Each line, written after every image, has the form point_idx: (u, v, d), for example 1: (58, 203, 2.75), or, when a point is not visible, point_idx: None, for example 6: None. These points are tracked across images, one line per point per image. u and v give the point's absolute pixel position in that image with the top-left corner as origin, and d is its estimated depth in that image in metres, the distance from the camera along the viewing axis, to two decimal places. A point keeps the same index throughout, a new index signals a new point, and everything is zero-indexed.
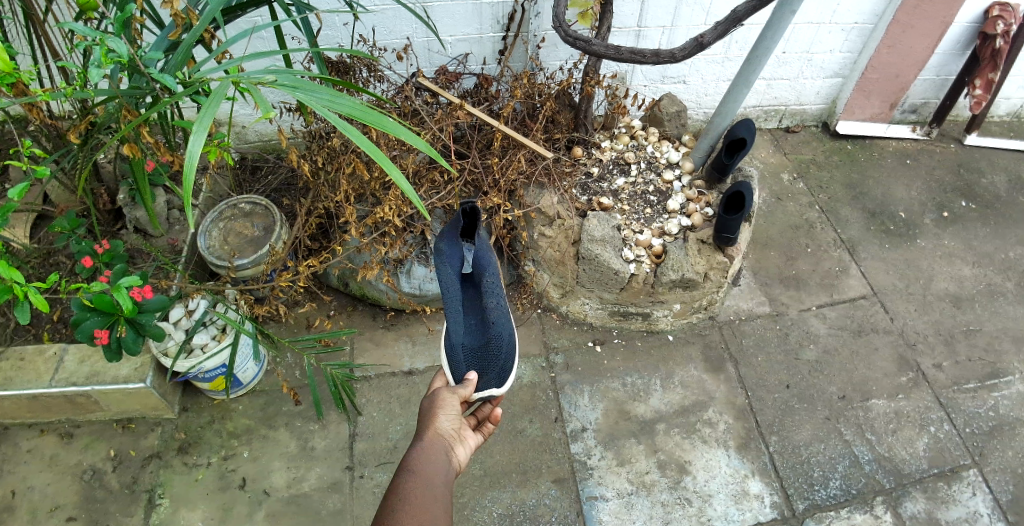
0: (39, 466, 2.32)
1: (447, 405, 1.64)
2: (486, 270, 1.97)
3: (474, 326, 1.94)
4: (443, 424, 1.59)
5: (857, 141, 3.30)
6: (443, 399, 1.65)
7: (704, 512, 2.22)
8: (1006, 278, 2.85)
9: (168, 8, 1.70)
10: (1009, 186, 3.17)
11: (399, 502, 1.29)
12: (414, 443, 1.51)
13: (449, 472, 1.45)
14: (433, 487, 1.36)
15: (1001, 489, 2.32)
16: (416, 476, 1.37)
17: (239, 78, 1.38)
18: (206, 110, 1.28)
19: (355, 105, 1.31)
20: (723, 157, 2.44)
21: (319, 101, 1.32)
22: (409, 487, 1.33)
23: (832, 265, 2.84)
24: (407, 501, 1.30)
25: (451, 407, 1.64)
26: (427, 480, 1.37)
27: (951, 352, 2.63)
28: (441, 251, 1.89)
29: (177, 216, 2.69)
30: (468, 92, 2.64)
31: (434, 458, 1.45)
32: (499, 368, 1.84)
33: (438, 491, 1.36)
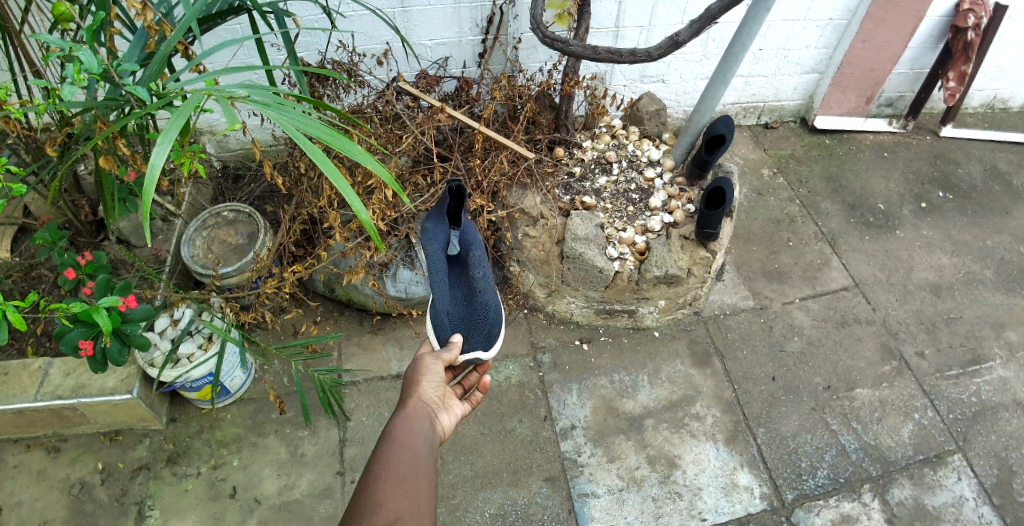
0: (26, 481, 2.29)
1: (430, 371, 1.64)
2: (472, 246, 1.88)
3: (460, 300, 1.89)
4: (427, 389, 1.61)
5: (835, 135, 3.35)
6: (426, 364, 1.65)
7: (695, 505, 2.23)
8: (984, 266, 2.90)
9: (143, 19, 1.71)
10: (984, 176, 3.23)
11: (382, 469, 1.31)
12: (397, 409, 1.53)
13: (432, 439, 1.47)
14: (417, 455, 1.38)
15: (986, 473, 2.36)
16: (400, 443, 1.39)
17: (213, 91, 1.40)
18: (175, 121, 1.29)
19: (326, 129, 1.30)
20: (703, 153, 2.48)
21: (291, 121, 1.32)
22: (393, 454, 1.35)
23: (814, 258, 2.88)
24: (390, 466, 1.32)
25: (435, 373, 1.65)
26: (412, 447, 1.39)
27: (932, 340, 2.67)
28: (426, 231, 1.81)
29: (160, 226, 2.68)
30: (449, 95, 2.65)
31: (418, 425, 1.47)
32: (485, 332, 1.88)
33: (421, 458, 1.38)
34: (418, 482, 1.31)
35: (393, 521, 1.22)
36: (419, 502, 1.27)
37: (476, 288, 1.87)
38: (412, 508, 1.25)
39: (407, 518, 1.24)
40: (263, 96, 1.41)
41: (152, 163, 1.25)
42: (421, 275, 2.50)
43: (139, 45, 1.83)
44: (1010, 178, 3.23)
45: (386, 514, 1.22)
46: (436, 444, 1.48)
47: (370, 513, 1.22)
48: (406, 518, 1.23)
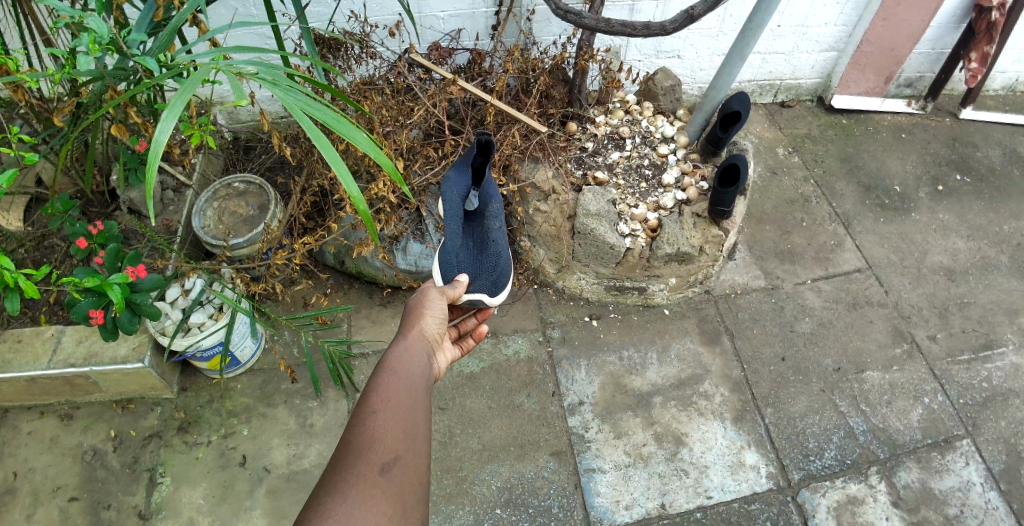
0: (40, 448, 2.32)
1: (433, 306, 1.64)
2: (490, 201, 1.97)
3: (471, 250, 1.94)
4: (429, 323, 1.61)
5: (852, 115, 3.30)
6: (430, 299, 1.65)
7: (700, 483, 2.24)
8: (1000, 251, 2.87)
9: None
10: (1003, 160, 3.18)
11: (380, 403, 1.31)
12: (396, 338, 1.53)
13: (429, 373, 1.48)
14: (417, 393, 1.38)
15: (994, 458, 2.35)
16: (399, 376, 1.39)
17: (220, 67, 1.45)
18: (181, 94, 1.31)
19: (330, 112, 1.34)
20: (718, 131, 2.44)
21: (297, 102, 1.34)
22: (391, 388, 1.35)
23: (827, 239, 2.85)
24: (389, 400, 1.32)
25: (438, 309, 1.65)
26: (411, 384, 1.39)
27: (945, 324, 2.65)
28: (449, 176, 1.88)
29: (171, 197, 2.70)
30: (461, 68, 2.62)
31: (417, 358, 1.47)
32: (493, 276, 1.90)
33: (420, 396, 1.38)
34: (418, 423, 1.32)
35: (391, 460, 1.23)
36: (417, 443, 1.29)
37: (489, 238, 1.93)
38: (410, 448, 1.27)
39: (404, 458, 1.25)
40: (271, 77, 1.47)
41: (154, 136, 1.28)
42: (431, 248, 2.48)
43: (147, 17, 1.83)
44: None
45: (384, 453, 1.23)
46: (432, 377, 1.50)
47: (367, 450, 1.23)
48: (405, 458, 1.25)
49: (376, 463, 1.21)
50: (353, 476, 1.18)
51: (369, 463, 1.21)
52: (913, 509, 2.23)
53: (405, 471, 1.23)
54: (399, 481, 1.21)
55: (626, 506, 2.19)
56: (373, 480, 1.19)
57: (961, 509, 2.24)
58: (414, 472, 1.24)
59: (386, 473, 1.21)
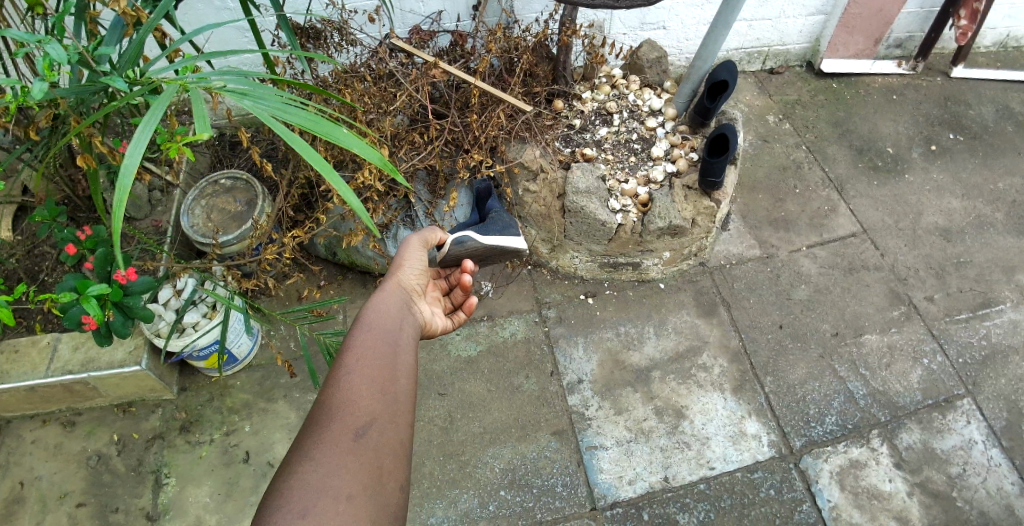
0: (44, 456, 2.32)
1: (410, 262, 1.70)
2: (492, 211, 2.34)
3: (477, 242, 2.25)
4: (405, 278, 1.67)
5: (842, 79, 3.26)
6: (408, 256, 1.71)
7: (703, 455, 2.24)
8: (995, 209, 2.85)
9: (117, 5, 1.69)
10: (996, 116, 3.15)
11: (356, 365, 1.35)
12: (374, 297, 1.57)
13: (409, 328, 1.53)
14: (394, 351, 1.42)
15: (995, 416, 2.35)
16: (376, 336, 1.43)
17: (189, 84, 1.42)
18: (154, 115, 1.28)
19: (308, 115, 1.31)
20: (705, 100, 2.42)
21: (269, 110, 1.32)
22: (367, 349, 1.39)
23: (821, 205, 2.83)
24: (364, 361, 1.36)
25: (415, 264, 1.70)
26: (388, 343, 1.43)
27: (942, 284, 2.64)
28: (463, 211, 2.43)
29: (158, 197, 2.69)
30: (443, 50, 2.57)
31: (394, 315, 1.51)
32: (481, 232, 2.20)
33: (398, 354, 1.42)
34: (396, 382, 1.36)
35: (367, 423, 1.27)
36: (395, 402, 1.33)
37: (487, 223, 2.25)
38: (387, 409, 1.30)
39: (381, 419, 1.29)
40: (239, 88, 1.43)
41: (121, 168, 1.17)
42: None
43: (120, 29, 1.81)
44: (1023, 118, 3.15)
45: (360, 417, 1.27)
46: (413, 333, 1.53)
47: (343, 414, 1.26)
48: (381, 420, 1.28)
49: (350, 428, 1.25)
50: (327, 443, 1.22)
51: (343, 429, 1.24)
52: (916, 470, 2.23)
53: (380, 434, 1.26)
54: (374, 443, 1.24)
55: (629, 481, 2.19)
56: (348, 446, 1.22)
57: (963, 467, 2.24)
58: (391, 432, 1.28)
59: (363, 436, 1.24)
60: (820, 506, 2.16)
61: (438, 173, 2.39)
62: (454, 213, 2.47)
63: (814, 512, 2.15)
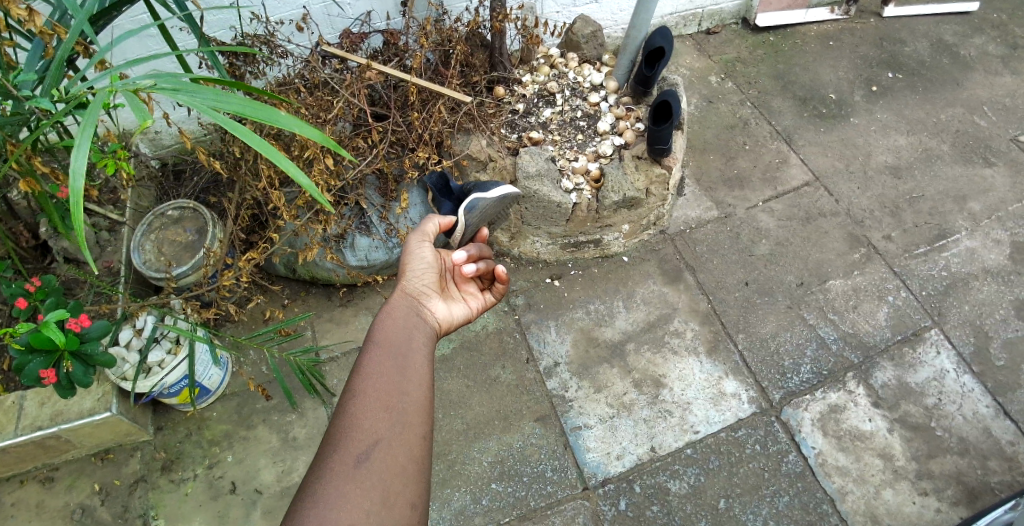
0: (25, 517, 2.24)
1: (415, 262, 1.63)
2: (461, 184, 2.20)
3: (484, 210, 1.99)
4: (412, 281, 1.61)
5: (778, 32, 3.29)
6: (412, 256, 1.64)
7: (686, 420, 2.26)
8: (940, 141, 2.90)
9: (33, 26, 1.58)
10: (931, 51, 3.20)
11: (361, 383, 1.29)
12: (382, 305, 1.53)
13: (418, 337, 1.46)
14: (404, 363, 1.35)
15: (963, 343, 2.40)
16: (383, 352, 1.36)
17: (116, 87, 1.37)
18: (84, 129, 1.24)
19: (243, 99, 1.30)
20: (644, 69, 2.40)
21: (205, 101, 1.31)
22: (372, 364, 1.32)
23: (772, 158, 2.85)
24: (370, 379, 1.30)
25: (420, 265, 1.63)
26: (396, 358, 1.36)
27: (898, 222, 2.68)
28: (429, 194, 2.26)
29: (107, 237, 2.59)
30: (377, 51, 2.52)
31: (401, 324, 1.46)
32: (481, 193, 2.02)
33: (409, 365, 1.35)
34: (404, 398, 1.29)
35: (371, 445, 1.20)
36: (403, 420, 1.26)
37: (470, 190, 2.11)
38: (392, 429, 1.23)
39: (389, 439, 1.22)
40: (170, 83, 1.39)
41: (71, 184, 1.20)
42: (379, 240, 2.44)
43: (37, 56, 1.74)
44: (957, 49, 3.20)
45: (363, 440, 1.20)
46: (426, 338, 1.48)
47: (346, 439, 1.20)
48: (387, 440, 1.22)
49: (354, 453, 1.19)
50: (327, 472, 1.16)
51: (344, 457, 1.18)
52: (893, 407, 2.27)
53: (387, 455, 1.20)
54: (381, 467, 1.18)
55: (617, 457, 2.20)
56: (351, 472, 1.16)
57: (938, 397, 2.29)
58: (399, 453, 1.21)
59: (365, 461, 1.18)
60: (805, 455, 2.19)
61: (387, 175, 2.35)
62: (409, 213, 2.43)
63: (801, 461, 2.18)
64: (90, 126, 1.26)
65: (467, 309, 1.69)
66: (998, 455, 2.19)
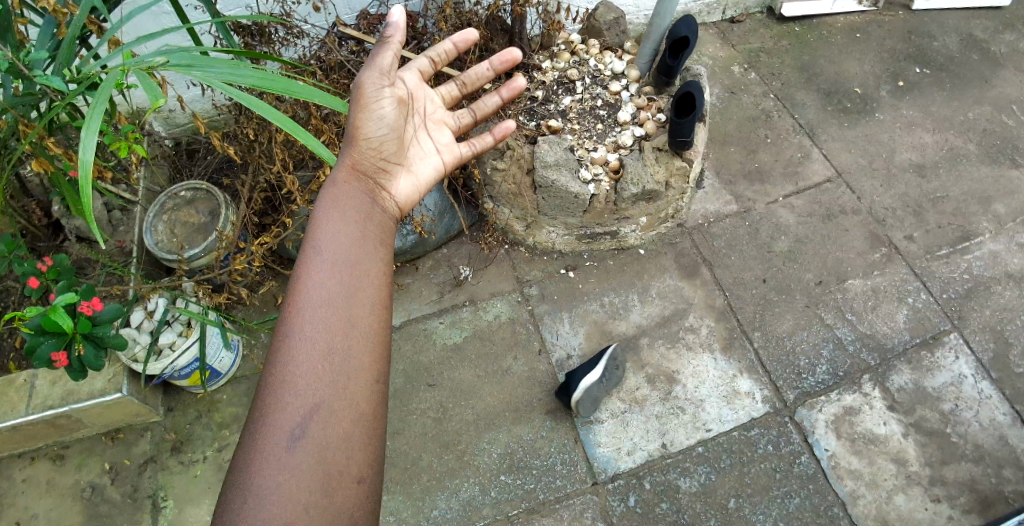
0: (37, 494, 2.25)
1: (367, 122, 1.53)
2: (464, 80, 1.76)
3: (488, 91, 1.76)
4: (366, 155, 1.53)
5: (804, 22, 3.21)
6: (365, 113, 1.53)
7: (698, 417, 2.24)
8: (967, 140, 2.83)
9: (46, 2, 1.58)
10: (961, 46, 3.11)
11: (298, 330, 1.25)
12: (327, 189, 1.46)
13: (366, 252, 1.39)
14: (344, 295, 1.31)
15: (982, 348, 2.36)
16: (323, 286, 1.30)
17: (129, 66, 1.42)
18: (96, 107, 1.29)
19: (257, 74, 1.41)
20: (667, 58, 2.34)
21: (219, 76, 1.41)
22: (311, 303, 1.28)
23: (794, 152, 2.80)
24: (309, 323, 1.26)
25: (375, 128, 1.54)
26: (336, 292, 1.30)
27: (921, 222, 2.62)
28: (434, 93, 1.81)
29: (119, 217, 2.58)
30: (395, 33, 2.47)
31: (347, 237, 1.39)
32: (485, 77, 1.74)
33: (353, 301, 1.31)
34: (346, 341, 1.27)
35: (310, 407, 1.20)
36: (342, 368, 1.24)
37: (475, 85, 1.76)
38: (331, 385, 1.22)
39: (329, 399, 1.21)
40: (182, 59, 1.48)
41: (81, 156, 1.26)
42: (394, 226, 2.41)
43: (49, 33, 1.71)
44: (987, 45, 3.12)
45: (301, 402, 1.20)
46: (379, 234, 1.44)
47: (282, 401, 1.20)
48: (326, 400, 1.21)
49: (290, 419, 1.18)
50: (261, 444, 1.16)
51: (280, 427, 1.17)
52: (909, 411, 2.24)
53: (327, 417, 1.20)
54: (321, 430, 1.18)
55: (628, 452, 2.18)
56: (288, 440, 1.16)
57: (955, 403, 2.26)
58: (341, 411, 1.21)
59: (303, 430, 1.18)
60: (818, 457, 2.17)
61: None
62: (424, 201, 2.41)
63: (813, 463, 2.16)
64: (103, 103, 1.32)
65: (438, 159, 1.68)
66: (1013, 463, 2.16)
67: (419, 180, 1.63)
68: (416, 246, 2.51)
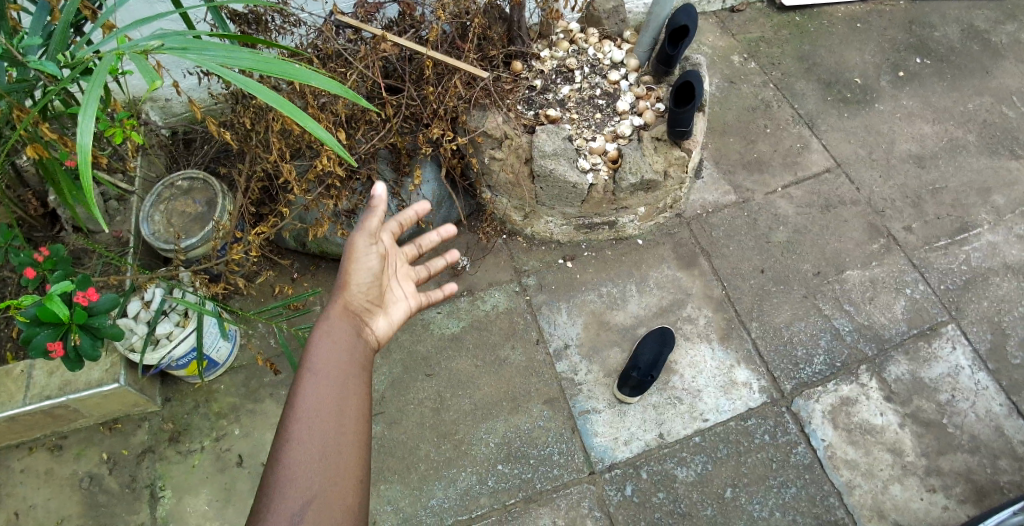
0: (35, 484, 2.25)
1: (360, 266, 1.60)
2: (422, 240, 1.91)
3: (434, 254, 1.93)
4: (355, 293, 1.59)
5: (804, 12, 3.19)
6: (359, 255, 1.59)
7: (696, 407, 2.24)
8: (967, 131, 2.82)
9: None
10: (961, 36, 3.10)
11: (298, 429, 1.27)
12: (319, 318, 1.50)
13: (359, 368, 1.44)
14: (340, 402, 1.34)
15: (979, 339, 2.36)
16: (323, 393, 1.34)
17: (123, 50, 1.39)
18: (92, 91, 1.26)
19: (252, 57, 1.39)
20: (667, 48, 2.33)
21: (214, 59, 1.38)
22: (309, 406, 1.31)
23: (793, 142, 2.79)
24: (308, 425, 1.28)
25: (365, 270, 1.61)
26: (334, 398, 1.34)
27: (919, 213, 2.62)
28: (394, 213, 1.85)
29: (115, 207, 2.57)
30: (393, 22, 2.45)
31: (342, 353, 1.44)
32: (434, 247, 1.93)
33: (347, 409, 1.34)
34: (340, 446, 1.29)
35: (305, 504, 1.20)
36: (336, 469, 1.26)
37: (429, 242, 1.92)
38: (326, 486, 1.23)
39: (322, 497, 1.22)
40: (177, 43, 1.45)
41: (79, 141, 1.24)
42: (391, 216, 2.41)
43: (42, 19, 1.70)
44: (988, 36, 3.10)
45: (297, 499, 1.20)
46: (367, 359, 1.49)
47: (281, 495, 1.19)
48: (321, 498, 1.21)
49: (286, 513, 1.18)
50: None
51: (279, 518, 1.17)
52: (906, 401, 2.25)
53: (322, 513, 1.19)
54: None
55: (625, 442, 2.19)
56: None
57: (952, 393, 2.26)
58: (336, 511, 1.21)
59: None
60: (814, 446, 2.17)
61: (400, 151, 2.31)
62: (421, 190, 2.41)
63: (810, 453, 2.16)
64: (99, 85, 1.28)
65: (406, 304, 1.74)
66: (1009, 454, 2.17)
67: (395, 322, 1.67)
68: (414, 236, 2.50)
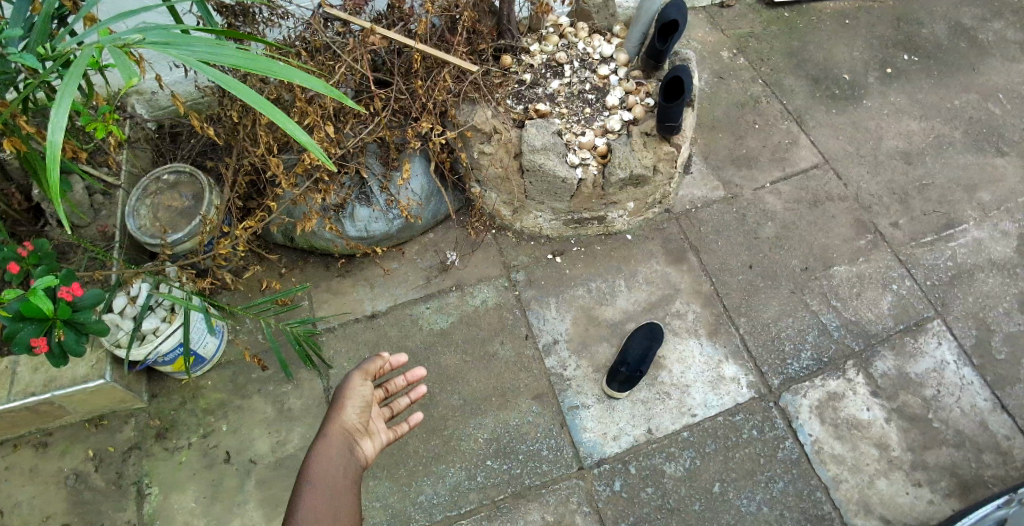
0: (20, 481, 2.22)
1: (355, 394, 1.62)
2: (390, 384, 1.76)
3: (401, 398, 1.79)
4: (348, 414, 1.60)
5: (793, 8, 3.19)
6: (354, 386, 1.63)
7: (684, 403, 2.25)
8: (953, 128, 2.84)
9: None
10: (949, 34, 3.12)
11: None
12: (317, 436, 1.52)
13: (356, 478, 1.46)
14: (335, 504, 1.35)
15: (965, 334, 2.38)
16: (320, 495, 1.35)
17: (103, 43, 1.36)
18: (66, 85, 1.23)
19: (237, 54, 1.37)
20: (656, 43, 2.31)
21: (197, 55, 1.36)
22: (307, 506, 1.32)
23: (782, 138, 2.80)
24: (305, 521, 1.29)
25: (360, 397, 1.63)
26: (332, 499, 1.36)
27: (906, 209, 2.64)
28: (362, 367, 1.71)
29: (101, 201, 2.54)
30: (381, 15, 2.43)
31: (338, 462, 1.45)
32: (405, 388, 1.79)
33: (342, 512, 1.34)
34: None
35: None
36: None
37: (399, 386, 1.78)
38: None
39: None
40: (160, 37, 1.43)
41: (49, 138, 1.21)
42: (380, 211, 2.38)
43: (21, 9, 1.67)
44: (975, 33, 3.12)
45: None
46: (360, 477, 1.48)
47: None
48: None
49: None
50: None
51: None
52: (892, 396, 2.26)
53: None
54: None
55: (614, 438, 2.19)
56: None
57: (938, 388, 2.28)
58: None
59: None
60: (801, 441, 2.18)
61: (389, 144, 2.28)
62: (410, 185, 2.39)
63: (797, 447, 2.17)
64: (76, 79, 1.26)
65: (384, 439, 1.66)
66: (993, 448, 2.19)
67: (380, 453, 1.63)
68: (403, 231, 2.49)
